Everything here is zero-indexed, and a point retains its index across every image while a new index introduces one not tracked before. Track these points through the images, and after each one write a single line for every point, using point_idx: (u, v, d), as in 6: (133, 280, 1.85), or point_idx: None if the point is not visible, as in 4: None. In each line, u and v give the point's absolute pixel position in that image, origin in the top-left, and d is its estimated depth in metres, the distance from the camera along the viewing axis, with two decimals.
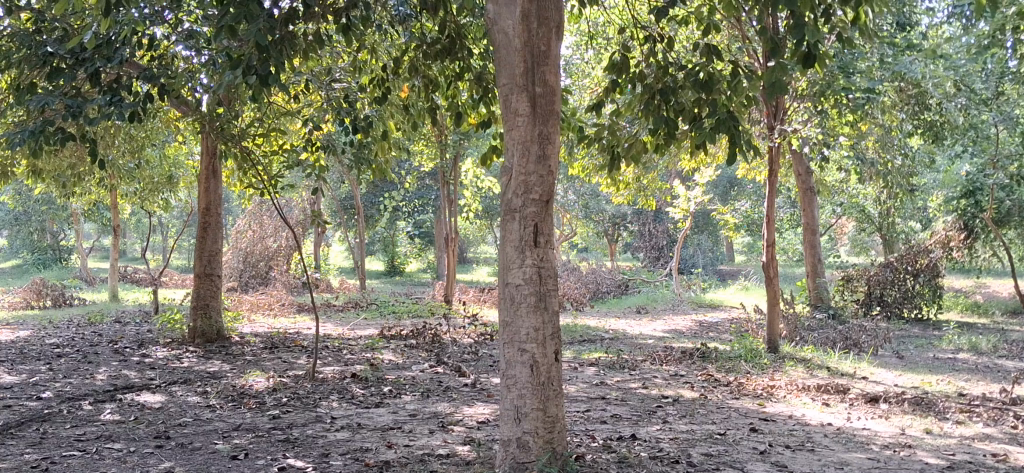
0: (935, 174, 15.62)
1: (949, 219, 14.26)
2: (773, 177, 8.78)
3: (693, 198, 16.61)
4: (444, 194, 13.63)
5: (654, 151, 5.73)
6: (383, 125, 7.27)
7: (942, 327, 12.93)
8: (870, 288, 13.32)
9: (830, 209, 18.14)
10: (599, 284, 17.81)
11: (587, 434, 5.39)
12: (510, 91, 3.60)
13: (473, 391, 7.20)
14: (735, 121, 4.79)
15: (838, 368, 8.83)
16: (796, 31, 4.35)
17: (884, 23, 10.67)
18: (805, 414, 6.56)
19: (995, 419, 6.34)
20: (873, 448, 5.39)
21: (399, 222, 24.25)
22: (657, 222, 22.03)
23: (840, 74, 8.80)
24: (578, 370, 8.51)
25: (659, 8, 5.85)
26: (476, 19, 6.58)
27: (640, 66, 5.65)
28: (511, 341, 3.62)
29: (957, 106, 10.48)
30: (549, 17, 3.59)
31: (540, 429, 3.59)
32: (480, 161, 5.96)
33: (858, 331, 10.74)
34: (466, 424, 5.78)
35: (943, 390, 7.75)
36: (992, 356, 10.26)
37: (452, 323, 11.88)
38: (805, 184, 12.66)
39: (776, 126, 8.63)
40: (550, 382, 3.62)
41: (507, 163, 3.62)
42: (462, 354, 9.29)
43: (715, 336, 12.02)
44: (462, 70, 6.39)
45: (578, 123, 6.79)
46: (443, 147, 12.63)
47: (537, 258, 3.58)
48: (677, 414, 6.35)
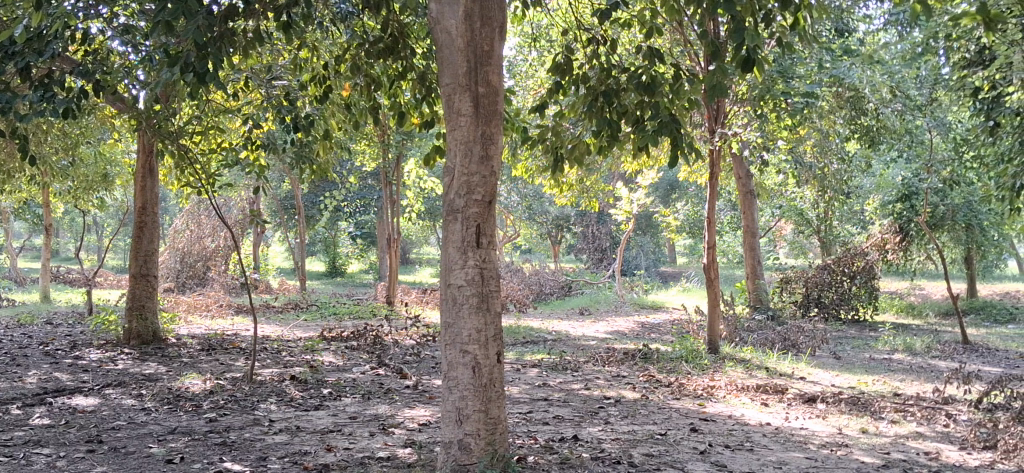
0: (872, 178, 15.91)
1: (885, 222, 14.56)
2: (713, 180, 8.88)
3: (635, 200, 16.73)
4: (387, 194, 13.54)
5: (597, 152, 5.71)
6: (325, 125, 7.16)
7: (877, 328, 13.19)
8: (808, 290, 13.58)
9: (770, 212, 18.45)
10: (542, 285, 17.86)
11: (529, 435, 5.36)
12: (452, 91, 3.56)
13: (414, 393, 7.14)
14: (677, 124, 4.79)
15: (776, 368, 8.94)
16: (735, 36, 4.37)
17: (823, 29, 10.85)
18: (744, 413, 6.62)
19: (927, 418, 6.47)
20: (810, 447, 5.46)
21: (340, 223, 24.06)
22: (600, 224, 21.95)
23: (779, 78, 8.90)
24: (521, 371, 8.49)
25: (603, 10, 5.84)
26: (418, 19, 6.52)
27: (583, 68, 5.63)
28: (453, 343, 3.57)
29: (893, 112, 10.67)
30: (493, 16, 3.55)
31: (482, 430, 3.55)
32: (422, 161, 5.91)
33: (796, 331, 10.88)
34: (407, 427, 5.72)
35: (878, 390, 7.89)
36: (926, 356, 10.49)
37: (394, 324, 11.80)
38: (745, 188, 12.85)
39: (716, 129, 8.82)
40: (492, 383, 3.58)
41: (449, 164, 3.57)
42: (404, 356, 9.23)
43: (657, 337, 12.12)
44: (405, 70, 6.33)
45: (521, 124, 6.77)
46: (385, 147, 12.51)
47: (479, 259, 3.54)
48: (618, 415, 6.36)
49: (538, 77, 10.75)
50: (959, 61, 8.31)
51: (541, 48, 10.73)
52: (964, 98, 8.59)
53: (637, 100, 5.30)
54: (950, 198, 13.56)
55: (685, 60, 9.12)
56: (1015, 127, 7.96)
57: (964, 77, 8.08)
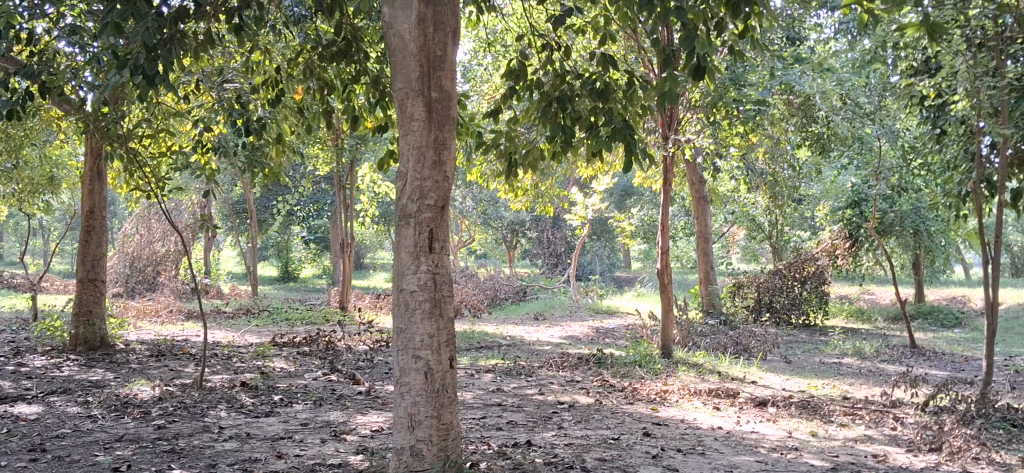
0: (822, 185, 16.13)
1: (835, 228, 14.78)
2: (667, 186, 8.94)
3: (590, 205, 16.80)
4: (340, 199, 13.45)
5: (551, 158, 5.71)
6: (277, 129, 7.09)
7: (827, 333, 13.39)
8: (760, 295, 13.75)
9: (723, 218, 18.65)
10: (497, 291, 17.88)
11: (482, 441, 5.35)
12: (405, 95, 3.54)
13: (367, 399, 7.09)
14: (631, 130, 4.82)
15: (728, 373, 9.01)
16: (687, 43, 4.41)
17: (774, 36, 10.99)
18: (696, 418, 6.67)
19: (876, 422, 6.56)
20: (761, 451, 5.51)
21: (293, 227, 23.86)
22: (555, 229, 22.20)
23: (731, 85, 8.97)
24: (474, 377, 8.47)
25: (557, 16, 5.85)
26: (373, 23, 6.49)
27: (537, 74, 5.63)
28: (405, 348, 3.55)
29: (843, 120, 10.84)
30: (446, 21, 3.54)
31: (434, 436, 3.54)
32: (376, 166, 5.88)
33: (748, 337, 10.99)
34: (359, 433, 5.67)
35: (828, 394, 7.99)
36: (875, 360, 10.66)
37: (347, 329, 11.72)
38: (698, 193, 12.97)
39: (670, 136, 8.95)
40: (444, 389, 3.57)
41: (402, 169, 3.55)
42: (357, 361, 9.17)
43: (611, 342, 12.17)
44: (359, 73, 6.30)
45: (476, 129, 6.76)
46: (339, 151, 12.42)
47: (431, 264, 3.52)
48: (572, 420, 6.37)
49: (493, 81, 10.75)
50: (907, 70, 8.46)
51: (496, 53, 10.75)
52: (910, 107, 8.75)
53: (591, 107, 5.33)
54: (898, 205, 13.79)
55: (639, 66, 9.17)
56: (961, 135, 8.12)
57: (910, 86, 8.23)
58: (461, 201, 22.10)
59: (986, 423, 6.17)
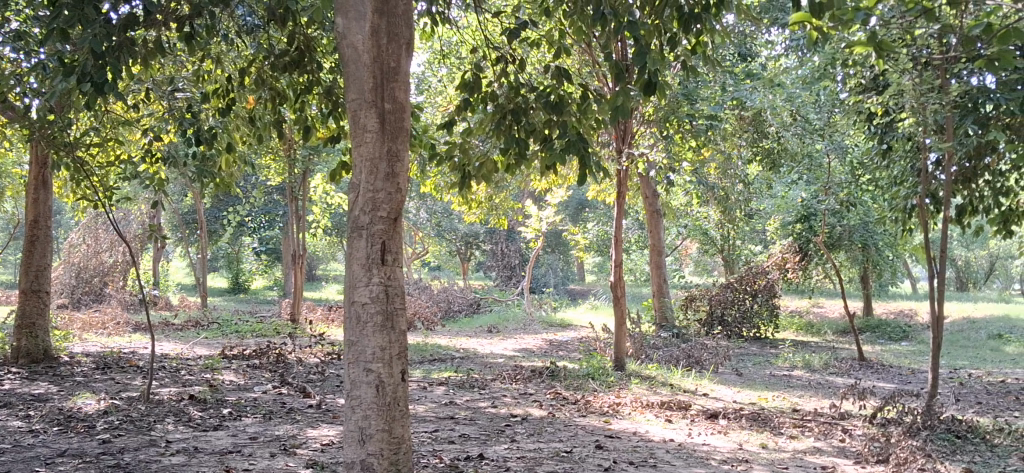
0: (773, 199, 16.31)
1: (785, 241, 14.97)
2: (621, 199, 8.97)
3: (544, 218, 16.84)
4: (292, 210, 13.32)
5: (505, 171, 5.70)
6: (228, 139, 7.01)
7: (777, 345, 13.54)
8: (712, 308, 13.86)
9: (676, 231, 18.81)
10: (450, 303, 17.86)
11: (434, 454, 5.31)
12: (358, 107, 3.50)
13: (318, 412, 7.01)
14: (585, 143, 4.83)
15: (680, 385, 9.07)
16: (638, 59, 4.43)
17: (726, 52, 11.12)
18: (648, 430, 6.69)
19: (824, 434, 6.63)
20: (712, 463, 5.54)
21: (244, 238, 23.60)
22: (509, 241, 22.12)
23: (684, 100, 9.04)
24: (427, 390, 8.42)
25: (511, 29, 5.86)
26: (326, 33, 6.45)
27: (491, 86, 5.63)
28: (355, 361, 3.49)
29: (793, 135, 10.99)
30: (400, 33, 3.52)
31: (385, 450, 3.48)
32: (328, 177, 5.84)
33: (700, 349, 11.09)
34: (309, 447, 5.60)
35: (778, 406, 8.07)
36: (823, 373, 10.80)
37: (298, 342, 11.59)
38: (652, 207, 13.09)
39: (623, 150, 8.98)
40: (396, 402, 3.52)
41: (354, 181, 3.51)
42: (307, 374, 9.08)
43: (564, 354, 12.20)
44: (311, 84, 6.26)
45: (429, 140, 6.74)
46: (291, 162, 12.31)
47: (384, 276, 3.47)
48: (525, 433, 6.36)
49: (447, 93, 10.75)
50: (855, 87, 8.60)
51: (451, 64, 10.74)
52: (858, 123, 8.89)
53: (545, 120, 5.34)
54: (846, 220, 13.99)
55: (593, 80, 9.21)
56: (907, 151, 8.28)
57: (859, 102, 8.36)
58: (415, 212, 22.00)
59: (932, 435, 6.27)
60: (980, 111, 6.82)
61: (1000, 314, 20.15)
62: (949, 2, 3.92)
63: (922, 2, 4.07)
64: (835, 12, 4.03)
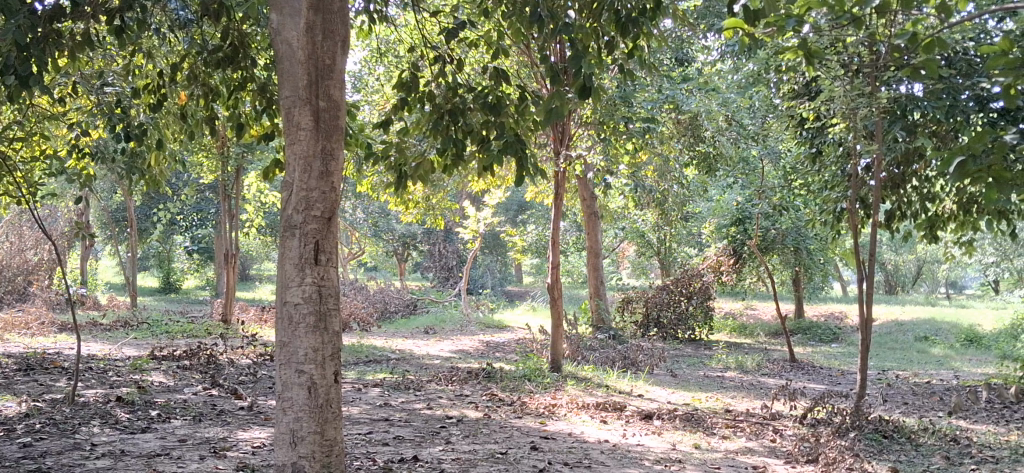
0: (708, 204, 16.50)
1: (719, 244, 15.17)
2: (558, 201, 8.97)
3: (482, 219, 16.81)
4: (225, 208, 13.09)
5: (442, 171, 5.63)
6: (159, 134, 6.84)
7: (711, 347, 13.70)
8: (647, 310, 14.02)
9: (614, 233, 18.95)
10: (387, 304, 17.75)
11: (368, 457, 5.24)
12: (292, 104, 3.39)
13: (249, 415, 6.89)
14: (522, 144, 4.80)
15: (616, 386, 9.12)
16: (574, 61, 4.41)
17: (663, 56, 11.21)
18: (584, 431, 6.70)
19: (756, 434, 6.72)
20: (645, 463, 5.57)
21: (176, 237, 23.15)
22: (447, 242, 22.04)
23: (621, 103, 9.08)
24: (361, 391, 8.32)
25: (449, 28, 5.80)
26: (262, 29, 6.33)
27: (429, 86, 5.56)
28: (287, 362, 3.35)
29: (728, 140, 11.13)
30: (336, 30, 3.43)
31: (317, 453, 3.34)
32: (262, 176, 5.72)
33: (635, 351, 11.19)
34: (239, 449, 5.50)
35: (711, 406, 8.15)
36: (756, 374, 10.97)
37: (229, 343, 11.39)
38: (590, 209, 13.17)
39: (561, 152, 9.01)
40: (328, 404, 3.39)
41: (286, 179, 3.38)
42: (239, 375, 8.93)
43: (501, 356, 12.18)
44: (245, 80, 6.14)
45: (365, 139, 6.67)
46: (224, 160, 12.10)
47: (317, 276, 3.34)
48: (460, 434, 6.33)
49: (384, 93, 10.67)
50: (788, 93, 8.74)
51: (389, 62, 10.65)
52: (792, 128, 9.03)
53: (483, 120, 5.29)
54: (779, 223, 14.23)
55: (531, 81, 9.20)
56: (838, 156, 8.44)
57: (792, 108, 8.49)
58: (352, 212, 21.82)
59: (860, 435, 6.39)
60: (909, 118, 6.95)
61: (925, 317, 20.68)
62: (876, 10, 3.96)
63: (851, 11, 4.10)
64: (768, 18, 4.04)
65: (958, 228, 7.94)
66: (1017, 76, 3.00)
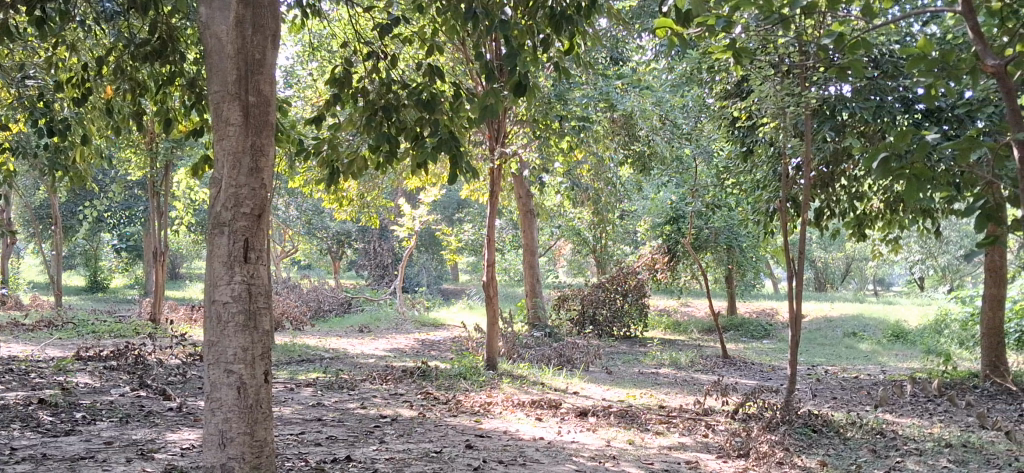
0: (642, 203, 16.61)
1: (654, 242, 15.33)
2: (494, 200, 8.93)
3: (418, 217, 16.71)
4: (154, 205, 12.79)
5: (374, 168, 5.54)
6: (84, 129, 6.64)
7: (645, 344, 13.82)
8: (584, 307, 14.07)
9: (551, 230, 19.01)
10: (320, 303, 17.56)
11: (300, 457, 5.16)
12: (220, 99, 3.29)
13: (178, 416, 6.74)
14: (456, 142, 4.75)
15: (552, 384, 9.15)
16: (509, 58, 4.39)
17: (597, 54, 11.25)
18: (519, 429, 6.70)
19: (689, 429, 6.79)
20: (579, 459, 5.59)
21: (102, 235, 22.57)
22: (382, 240, 21.85)
23: (556, 101, 9.09)
24: (294, 391, 8.19)
25: (383, 23, 5.71)
26: (191, 23, 6.17)
27: (363, 81, 5.47)
28: (215, 362, 3.26)
29: (662, 139, 11.22)
30: (266, 24, 3.34)
31: (247, 454, 3.26)
32: (191, 171, 5.57)
33: (571, 349, 11.24)
34: (168, 452, 5.37)
35: (645, 403, 8.22)
36: (690, 370, 11.10)
37: (158, 343, 11.13)
38: (526, 207, 13.20)
39: (496, 149, 8.96)
40: (258, 404, 3.30)
41: (214, 176, 3.28)
42: (167, 376, 8.73)
43: (436, 354, 12.13)
44: (174, 75, 5.98)
45: (297, 135, 6.56)
46: (152, 156, 11.83)
47: (246, 274, 3.26)
48: (394, 434, 6.27)
49: (318, 88, 10.54)
50: (720, 92, 8.84)
51: (322, 58, 10.50)
52: (724, 128, 9.14)
53: (417, 117, 5.22)
54: (712, 222, 14.42)
55: (465, 79, 9.15)
56: (769, 157, 8.58)
57: (724, 107, 8.59)
58: (285, 209, 21.51)
59: (790, 429, 6.49)
60: (839, 118, 7.07)
61: (853, 313, 21.16)
62: (804, 11, 4.00)
63: (779, 12, 4.14)
64: (697, 19, 4.04)
65: (886, 227, 8.11)
66: (934, 79, 3.04)
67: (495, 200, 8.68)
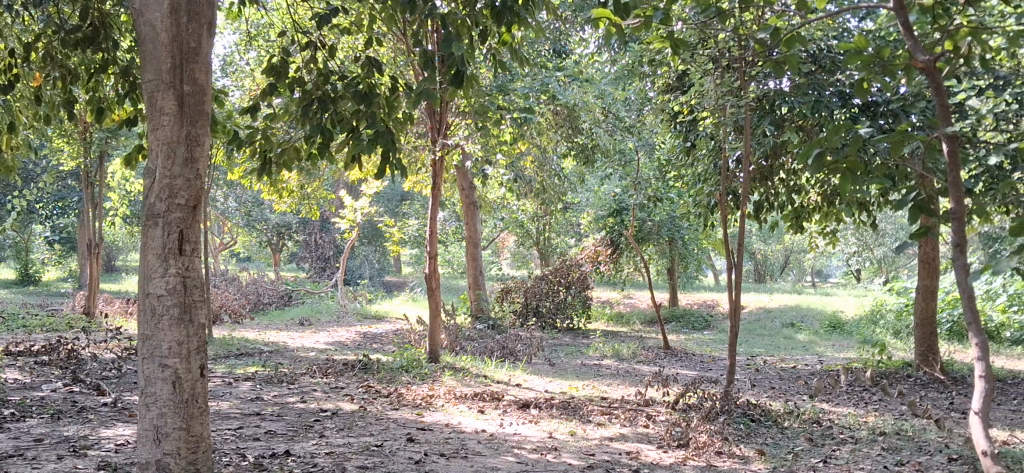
0: (585, 195, 16.64)
1: (598, 235, 15.41)
2: (436, 192, 8.86)
3: (359, 208, 16.54)
4: (87, 197, 12.46)
5: (309, 159, 5.44)
6: (11, 117, 6.43)
7: (588, 336, 13.89)
8: (527, 300, 14.09)
9: (495, 223, 18.98)
10: (259, 296, 17.31)
11: (237, 452, 5.07)
12: (154, 87, 3.19)
13: (112, 411, 6.60)
14: (393, 135, 4.69)
15: (494, 376, 9.14)
16: (446, 47, 4.32)
17: (540, 47, 11.23)
18: (461, 421, 6.67)
19: (629, 420, 6.83)
20: (520, 452, 5.59)
21: (33, 226, 21.94)
22: (323, 232, 21.60)
23: (498, 93, 9.04)
24: (231, 385, 8.06)
25: (322, 13, 5.61)
26: (124, 9, 5.99)
27: (300, 71, 5.36)
28: (149, 356, 3.17)
29: (604, 132, 11.26)
30: (201, 12, 3.24)
31: (182, 449, 3.18)
32: (122, 162, 5.42)
33: (514, 341, 11.23)
34: (101, 448, 5.26)
35: (587, 394, 8.25)
36: (631, 361, 11.19)
37: (92, 337, 10.87)
38: (468, 199, 13.16)
39: (438, 140, 8.89)
40: (194, 398, 3.23)
41: (148, 167, 3.18)
42: (102, 371, 8.54)
43: (378, 347, 12.04)
44: (106, 63, 5.80)
45: (233, 126, 6.43)
46: (86, 145, 11.52)
47: (181, 267, 3.18)
48: (334, 428, 6.20)
49: (256, 78, 10.35)
50: (662, 86, 8.88)
51: (260, 47, 10.31)
52: (666, 122, 9.19)
53: (353, 109, 5.13)
54: (654, 214, 14.53)
55: (406, 70, 9.05)
56: (710, 150, 8.65)
57: (665, 102, 8.64)
58: (223, 201, 21.13)
59: (729, 419, 6.56)
60: (777, 112, 7.14)
61: (792, 304, 21.51)
62: (740, 6, 4.00)
63: (716, 6, 4.14)
64: (635, 12, 4.04)
65: (822, 219, 8.23)
66: (868, 74, 3.05)
67: (438, 192, 8.58)
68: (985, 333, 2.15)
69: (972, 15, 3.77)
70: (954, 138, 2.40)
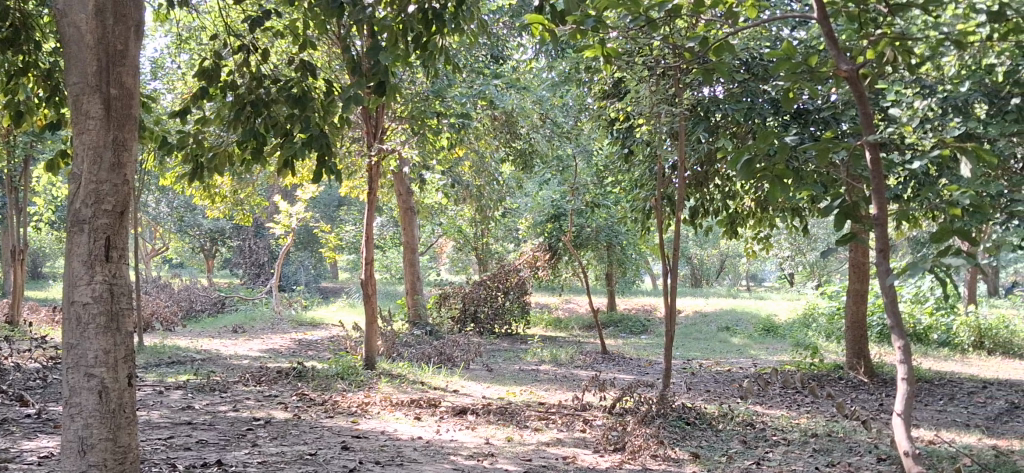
0: (523, 201, 16.65)
1: (535, 240, 15.43)
2: (372, 197, 8.79)
3: (294, 213, 16.31)
4: (11, 202, 12.07)
5: (241, 164, 5.34)
6: None
7: (526, 341, 13.89)
8: (465, 306, 14.06)
9: (434, 228, 18.89)
10: (191, 303, 16.98)
11: (166, 463, 4.96)
12: (79, 91, 3.10)
13: (35, 423, 6.42)
14: (327, 139, 4.63)
15: (431, 383, 9.09)
16: (377, 52, 4.27)
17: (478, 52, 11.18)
18: (397, 428, 6.62)
19: (566, 425, 6.85)
20: (457, 458, 5.56)
21: None
22: (258, 238, 21.24)
23: (434, 98, 8.98)
24: (162, 394, 7.89)
25: (255, 16, 5.51)
26: (48, 10, 5.82)
27: (232, 75, 5.26)
28: (74, 365, 3.08)
29: (542, 137, 11.27)
30: (128, 14, 3.17)
31: (108, 461, 3.09)
32: (46, 166, 5.27)
33: (451, 346, 11.18)
34: (23, 461, 5.11)
35: (524, 399, 8.25)
36: (569, 366, 11.22)
37: (16, 347, 10.54)
38: (405, 204, 13.09)
39: (375, 145, 8.80)
40: (121, 408, 3.15)
41: (72, 171, 3.09)
42: (25, 381, 8.29)
43: (313, 354, 11.91)
44: (30, 66, 5.62)
45: (162, 130, 6.29)
46: (9, 148, 11.15)
47: (107, 274, 3.10)
48: (267, 436, 6.10)
49: (187, 81, 10.14)
50: (598, 92, 8.91)
51: (191, 50, 10.10)
52: (602, 129, 9.23)
53: (286, 112, 5.04)
54: (592, 220, 14.59)
55: (341, 74, 8.94)
56: (646, 156, 8.70)
57: (602, 108, 8.68)
58: (155, 206, 20.67)
59: (665, 422, 6.61)
60: (711, 119, 7.21)
61: (727, 308, 21.81)
62: (673, 14, 4.02)
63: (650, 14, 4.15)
64: (569, 18, 4.04)
65: (755, 225, 8.35)
66: (797, 82, 3.08)
67: (373, 197, 8.50)
68: (906, 336, 2.17)
69: (898, 25, 3.84)
70: (877, 146, 2.43)
